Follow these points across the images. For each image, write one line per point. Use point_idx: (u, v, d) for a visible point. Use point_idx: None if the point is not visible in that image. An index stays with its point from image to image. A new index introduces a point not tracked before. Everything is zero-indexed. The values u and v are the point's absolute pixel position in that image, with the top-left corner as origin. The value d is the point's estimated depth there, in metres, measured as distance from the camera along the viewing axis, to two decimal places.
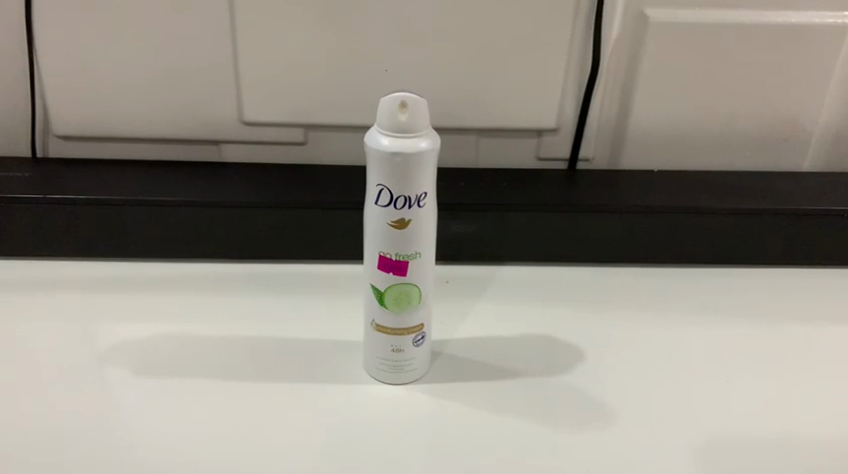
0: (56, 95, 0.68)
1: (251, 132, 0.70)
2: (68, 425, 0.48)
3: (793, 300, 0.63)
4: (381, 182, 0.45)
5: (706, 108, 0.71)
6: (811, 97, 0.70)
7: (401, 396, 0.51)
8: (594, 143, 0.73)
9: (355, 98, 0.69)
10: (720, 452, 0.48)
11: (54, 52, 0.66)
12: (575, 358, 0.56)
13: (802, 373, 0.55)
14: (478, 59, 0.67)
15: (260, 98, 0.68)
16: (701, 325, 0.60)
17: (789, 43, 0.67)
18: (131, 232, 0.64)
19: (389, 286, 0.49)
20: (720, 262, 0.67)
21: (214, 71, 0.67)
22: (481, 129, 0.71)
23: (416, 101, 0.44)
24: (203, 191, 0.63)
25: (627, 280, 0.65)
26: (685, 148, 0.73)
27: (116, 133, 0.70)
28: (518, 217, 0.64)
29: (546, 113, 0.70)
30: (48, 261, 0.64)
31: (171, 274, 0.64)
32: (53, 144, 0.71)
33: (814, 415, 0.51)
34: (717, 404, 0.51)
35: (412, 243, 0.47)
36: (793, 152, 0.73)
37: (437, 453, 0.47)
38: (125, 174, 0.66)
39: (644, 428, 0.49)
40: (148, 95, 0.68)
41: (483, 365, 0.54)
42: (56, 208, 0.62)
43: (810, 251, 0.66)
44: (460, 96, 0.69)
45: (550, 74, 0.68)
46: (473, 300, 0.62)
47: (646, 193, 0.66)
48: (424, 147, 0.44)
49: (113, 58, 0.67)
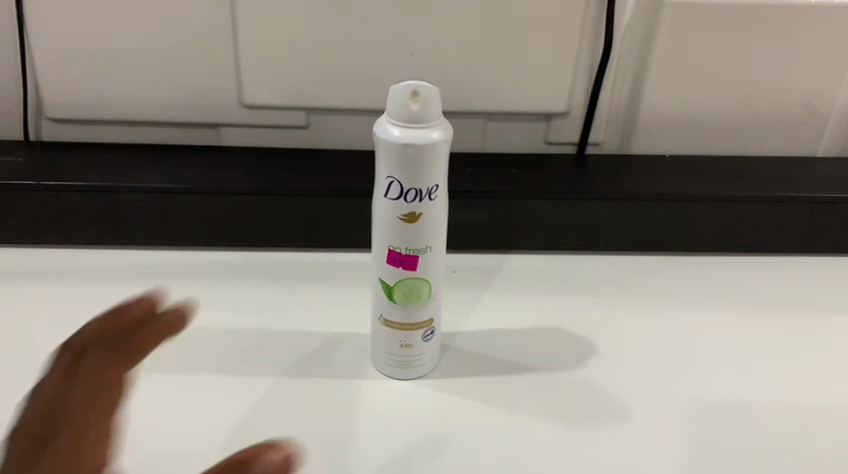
0: (48, 77, 0.66)
1: (253, 115, 0.68)
2: None
3: (806, 290, 0.62)
4: (390, 174, 0.44)
5: (720, 92, 0.69)
6: (828, 80, 0.68)
7: (410, 392, 0.50)
8: (605, 125, 0.71)
9: (360, 80, 0.66)
10: (734, 446, 0.47)
11: (46, 32, 0.63)
12: (589, 351, 0.54)
13: (818, 363, 0.54)
14: (486, 41, 0.65)
15: (261, 81, 0.66)
16: (713, 315, 0.59)
17: (808, 26, 0.65)
18: (127, 220, 0.62)
19: (398, 281, 0.47)
20: (732, 251, 0.66)
21: (212, 53, 0.65)
22: (489, 113, 0.69)
23: (428, 89, 0.42)
24: (201, 177, 0.61)
25: (639, 269, 0.64)
26: (697, 133, 0.71)
27: (110, 116, 0.68)
28: (526, 205, 0.62)
29: (556, 98, 0.68)
30: (43, 248, 0.63)
31: (171, 263, 0.62)
32: (47, 126, 0.69)
33: (831, 408, 0.50)
34: (731, 398, 0.50)
35: (423, 237, 0.45)
36: (807, 136, 0.72)
37: (449, 449, 0.46)
38: (122, 158, 0.64)
39: (661, 428, 0.48)
40: (144, 78, 0.66)
41: (493, 359, 0.53)
42: (50, 196, 0.60)
43: (823, 239, 0.65)
44: (468, 79, 0.67)
45: (561, 57, 0.66)
46: (481, 291, 0.61)
47: (659, 180, 0.64)
48: (436, 138, 0.42)
49: (109, 38, 0.64)
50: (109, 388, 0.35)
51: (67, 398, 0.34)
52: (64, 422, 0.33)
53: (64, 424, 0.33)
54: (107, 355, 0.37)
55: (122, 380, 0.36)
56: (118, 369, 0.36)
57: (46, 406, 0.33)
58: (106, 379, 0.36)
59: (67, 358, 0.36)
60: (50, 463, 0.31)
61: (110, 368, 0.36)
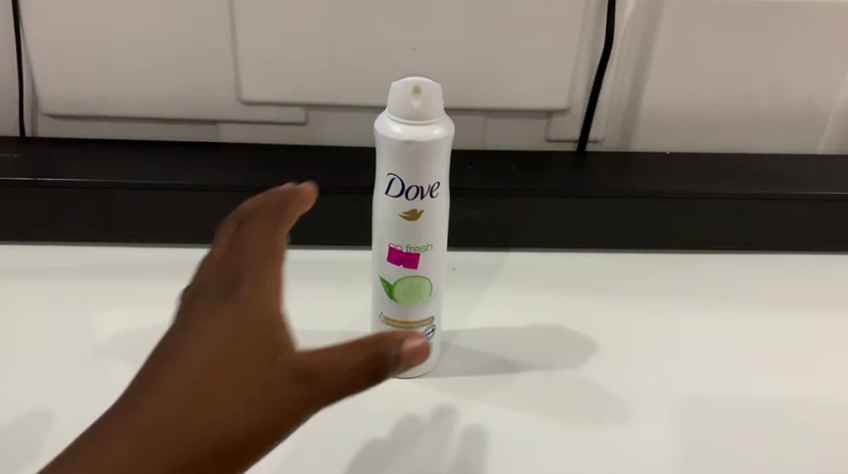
0: (45, 73, 0.65)
1: (251, 112, 0.68)
2: (67, 423, 0.46)
3: (807, 288, 0.62)
4: (392, 171, 0.43)
5: (721, 89, 0.69)
6: (830, 77, 0.68)
7: (410, 391, 0.50)
8: (605, 122, 0.71)
9: (359, 76, 0.66)
10: (738, 444, 0.46)
11: (42, 27, 0.63)
12: (590, 350, 0.54)
13: (819, 362, 0.53)
14: (486, 37, 0.64)
15: (259, 77, 0.65)
16: (714, 313, 0.58)
17: (810, 22, 0.65)
18: (125, 217, 0.61)
19: (399, 279, 0.47)
20: (732, 249, 0.66)
21: (210, 49, 0.64)
22: (489, 110, 0.69)
23: (429, 85, 0.41)
24: (198, 174, 0.61)
25: (640, 267, 0.64)
26: (698, 130, 0.71)
27: (106, 112, 0.67)
28: (527, 203, 0.62)
29: (556, 94, 0.68)
30: (39, 246, 0.62)
31: (169, 260, 0.62)
32: (43, 122, 0.69)
33: (834, 407, 0.49)
34: (733, 397, 0.50)
35: (424, 235, 0.45)
36: (808, 133, 0.72)
37: (449, 449, 0.45)
38: (119, 155, 0.64)
39: (662, 428, 0.48)
40: (141, 74, 0.65)
41: (494, 358, 0.53)
42: (47, 193, 0.59)
43: (824, 237, 0.65)
44: (468, 75, 0.66)
45: (562, 54, 0.65)
46: (481, 289, 0.60)
47: (660, 177, 0.64)
48: (438, 135, 0.42)
49: (106, 34, 0.63)
50: (266, 302, 0.33)
51: (235, 290, 0.33)
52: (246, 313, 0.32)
53: (248, 308, 0.32)
54: (265, 259, 0.33)
55: (280, 293, 0.33)
56: (276, 278, 0.33)
57: (233, 265, 0.33)
58: (263, 287, 0.33)
59: (222, 242, 0.34)
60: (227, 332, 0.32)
61: (270, 274, 0.33)
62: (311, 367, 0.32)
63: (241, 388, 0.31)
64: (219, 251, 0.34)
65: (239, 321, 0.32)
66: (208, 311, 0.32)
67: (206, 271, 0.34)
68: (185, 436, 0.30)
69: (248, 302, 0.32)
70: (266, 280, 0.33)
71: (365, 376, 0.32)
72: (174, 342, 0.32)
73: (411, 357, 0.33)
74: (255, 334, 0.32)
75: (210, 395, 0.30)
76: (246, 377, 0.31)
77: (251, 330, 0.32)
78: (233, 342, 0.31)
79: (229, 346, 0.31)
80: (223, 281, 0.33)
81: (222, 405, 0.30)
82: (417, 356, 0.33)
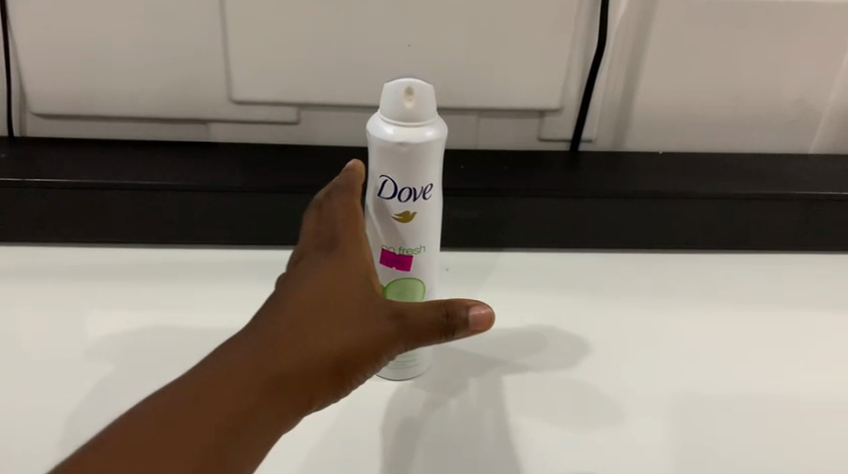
0: (33, 72, 0.64)
1: (243, 111, 0.67)
2: (57, 426, 0.46)
3: (799, 288, 0.62)
4: (384, 173, 0.43)
5: (713, 89, 0.69)
6: (822, 76, 0.68)
7: (402, 393, 0.50)
8: (597, 122, 0.70)
9: (351, 76, 0.66)
10: (730, 442, 0.47)
11: (29, 26, 0.62)
12: (583, 351, 0.54)
13: (812, 362, 0.54)
14: (478, 37, 0.64)
15: (250, 77, 0.65)
16: (706, 312, 0.59)
17: (803, 22, 0.65)
18: (114, 217, 0.61)
19: (392, 281, 0.46)
20: (725, 249, 0.66)
21: (200, 48, 0.64)
22: (481, 109, 0.69)
23: (422, 86, 0.41)
24: (189, 174, 0.60)
25: (633, 267, 0.64)
26: (690, 130, 0.71)
27: (96, 111, 0.67)
28: (519, 203, 0.62)
29: (549, 94, 0.67)
30: (28, 247, 0.62)
31: (159, 261, 0.61)
32: (32, 122, 0.68)
33: (826, 408, 0.49)
34: (725, 397, 0.50)
35: (417, 237, 0.45)
36: (800, 132, 0.72)
37: (442, 453, 0.45)
38: (108, 155, 0.63)
39: (655, 428, 0.47)
40: (130, 73, 0.65)
41: (487, 359, 0.53)
42: (34, 193, 0.58)
43: (816, 237, 0.65)
44: (460, 75, 0.66)
45: (555, 53, 0.65)
46: (474, 290, 0.60)
47: (653, 177, 0.64)
48: (431, 137, 0.42)
49: (95, 34, 0.63)
50: (354, 251, 0.42)
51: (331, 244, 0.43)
52: (343, 258, 0.42)
53: (343, 254, 0.42)
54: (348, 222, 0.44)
55: (363, 244, 0.44)
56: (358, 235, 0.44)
57: (329, 232, 0.44)
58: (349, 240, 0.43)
59: (317, 213, 0.45)
60: (329, 270, 0.41)
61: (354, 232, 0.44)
62: (401, 309, 0.40)
63: (348, 318, 0.39)
64: (311, 224, 0.45)
65: (343, 266, 0.41)
66: (312, 259, 0.42)
67: (306, 236, 0.44)
68: (305, 344, 0.38)
69: (343, 252, 0.42)
70: (357, 242, 0.43)
71: (440, 328, 0.39)
72: (290, 285, 0.41)
73: (474, 324, 0.39)
74: (353, 273, 0.41)
75: (319, 318, 0.39)
76: (346, 310, 0.39)
77: (349, 277, 0.41)
78: (335, 284, 0.40)
79: (334, 286, 0.40)
80: (321, 240, 0.43)
81: (331, 327, 0.39)
82: (486, 324, 0.39)
